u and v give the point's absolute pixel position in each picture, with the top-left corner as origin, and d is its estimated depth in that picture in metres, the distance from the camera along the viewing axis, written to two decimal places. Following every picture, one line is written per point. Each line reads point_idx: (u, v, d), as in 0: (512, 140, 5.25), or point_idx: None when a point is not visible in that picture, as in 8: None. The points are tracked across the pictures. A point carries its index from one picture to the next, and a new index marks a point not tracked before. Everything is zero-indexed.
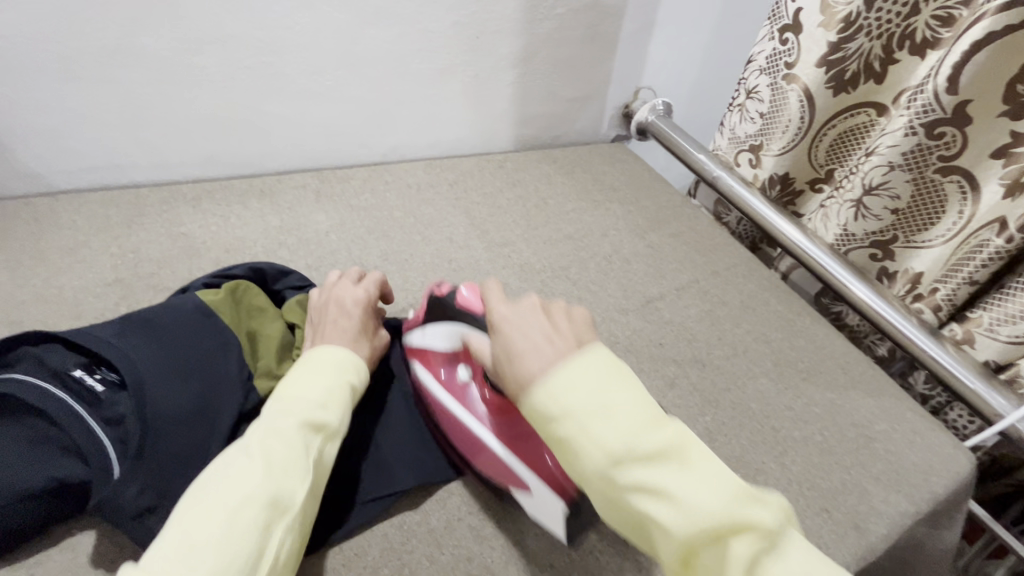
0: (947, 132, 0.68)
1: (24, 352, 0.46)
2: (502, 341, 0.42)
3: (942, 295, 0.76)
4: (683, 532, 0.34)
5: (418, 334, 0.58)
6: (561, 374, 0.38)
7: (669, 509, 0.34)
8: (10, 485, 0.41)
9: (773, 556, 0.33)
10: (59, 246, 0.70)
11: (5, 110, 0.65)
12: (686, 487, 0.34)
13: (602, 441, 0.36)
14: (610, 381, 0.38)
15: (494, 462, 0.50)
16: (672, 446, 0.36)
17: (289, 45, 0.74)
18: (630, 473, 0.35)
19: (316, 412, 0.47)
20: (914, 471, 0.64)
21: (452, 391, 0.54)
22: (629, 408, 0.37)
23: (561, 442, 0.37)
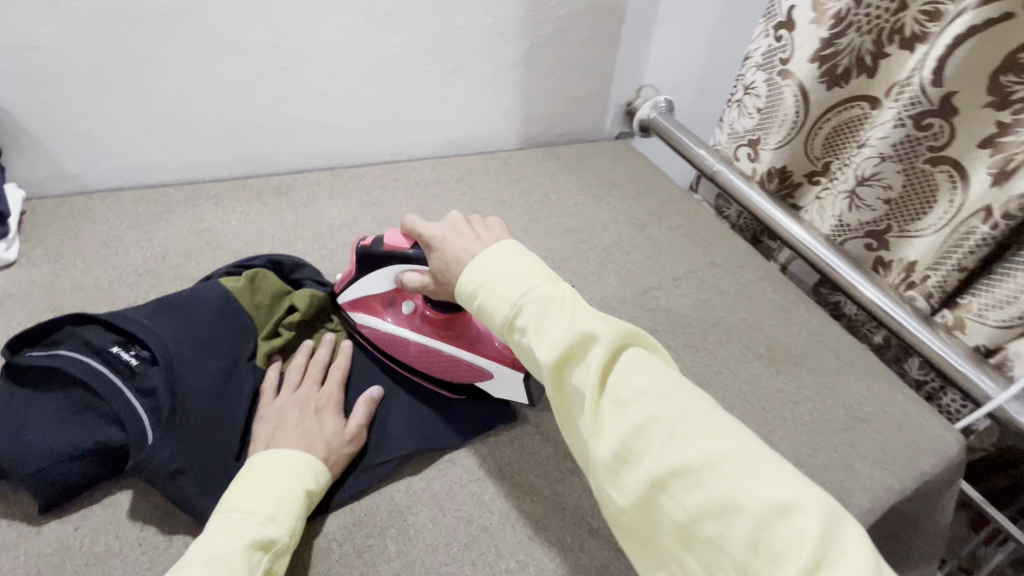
0: (935, 123, 0.71)
1: (67, 332, 0.51)
2: (440, 255, 0.51)
3: (934, 282, 0.78)
4: (549, 355, 0.41)
5: (353, 287, 0.61)
6: (477, 261, 0.48)
7: (542, 341, 0.42)
8: (61, 449, 0.46)
9: (618, 372, 0.40)
10: (94, 240, 0.75)
11: (46, 116, 0.71)
12: (553, 323, 0.42)
13: (504, 298, 0.45)
14: (511, 260, 0.47)
15: (457, 369, 0.58)
16: (548, 297, 0.44)
17: (305, 51, 0.79)
18: (520, 320, 0.44)
19: (264, 529, 0.43)
20: (902, 450, 0.66)
21: (403, 322, 0.60)
22: (523, 276, 0.45)
23: (479, 309, 0.47)
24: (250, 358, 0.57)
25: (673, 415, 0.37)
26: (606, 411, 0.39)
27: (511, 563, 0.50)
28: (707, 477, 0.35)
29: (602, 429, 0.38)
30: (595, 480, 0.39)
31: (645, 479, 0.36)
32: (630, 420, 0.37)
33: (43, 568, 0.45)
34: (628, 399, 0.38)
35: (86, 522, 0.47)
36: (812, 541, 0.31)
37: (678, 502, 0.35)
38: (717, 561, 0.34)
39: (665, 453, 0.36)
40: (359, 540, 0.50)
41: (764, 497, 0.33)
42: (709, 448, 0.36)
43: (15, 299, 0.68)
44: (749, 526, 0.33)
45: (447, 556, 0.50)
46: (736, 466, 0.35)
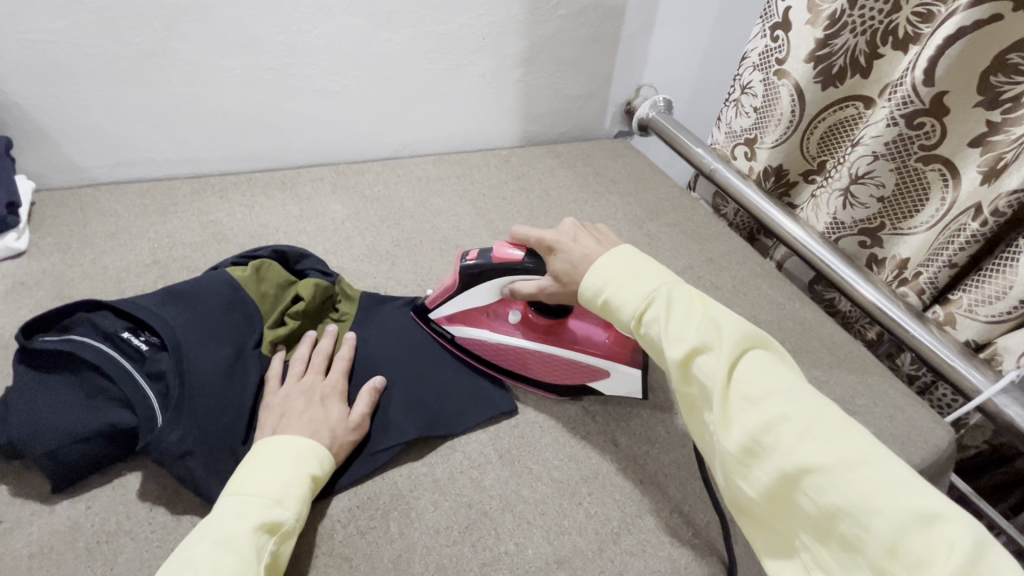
0: (926, 122, 0.72)
1: (78, 317, 0.52)
2: (565, 257, 0.55)
3: (926, 278, 0.80)
4: (678, 350, 0.45)
5: (454, 302, 0.63)
6: (601, 263, 0.52)
7: (671, 337, 0.46)
8: (73, 430, 0.47)
9: (744, 369, 0.42)
10: (101, 231, 0.76)
11: (56, 109, 0.72)
12: (682, 321, 0.46)
13: (632, 295, 0.49)
14: (635, 264, 0.51)
15: (576, 370, 0.62)
16: (674, 297, 0.48)
17: (309, 48, 0.80)
18: (649, 315, 0.48)
19: (271, 512, 0.45)
20: (892, 441, 0.68)
21: (512, 332, 0.63)
22: (650, 277, 0.50)
23: (604, 304, 0.52)
24: (256, 346, 0.58)
25: (804, 415, 0.39)
26: (734, 407, 0.41)
27: (510, 545, 0.51)
28: (841, 478, 0.36)
29: (731, 423, 0.41)
30: (723, 469, 0.43)
31: (774, 472, 0.38)
32: (759, 415, 0.40)
33: (56, 545, 0.46)
34: (757, 397, 0.41)
35: (97, 501, 0.49)
36: (961, 552, 0.31)
37: (810, 498, 0.37)
38: (854, 559, 0.35)
39: (795, 450, 0.38)
40: (362, 522, 0.51)
41: (905, 504, 0.34)
42: (843, 450, 0.37)
43: (24, 287, 0.69)
44: (888, 530, 0.33)
45: (447, 538, 0.51)
46: (873, 470, 0.35)
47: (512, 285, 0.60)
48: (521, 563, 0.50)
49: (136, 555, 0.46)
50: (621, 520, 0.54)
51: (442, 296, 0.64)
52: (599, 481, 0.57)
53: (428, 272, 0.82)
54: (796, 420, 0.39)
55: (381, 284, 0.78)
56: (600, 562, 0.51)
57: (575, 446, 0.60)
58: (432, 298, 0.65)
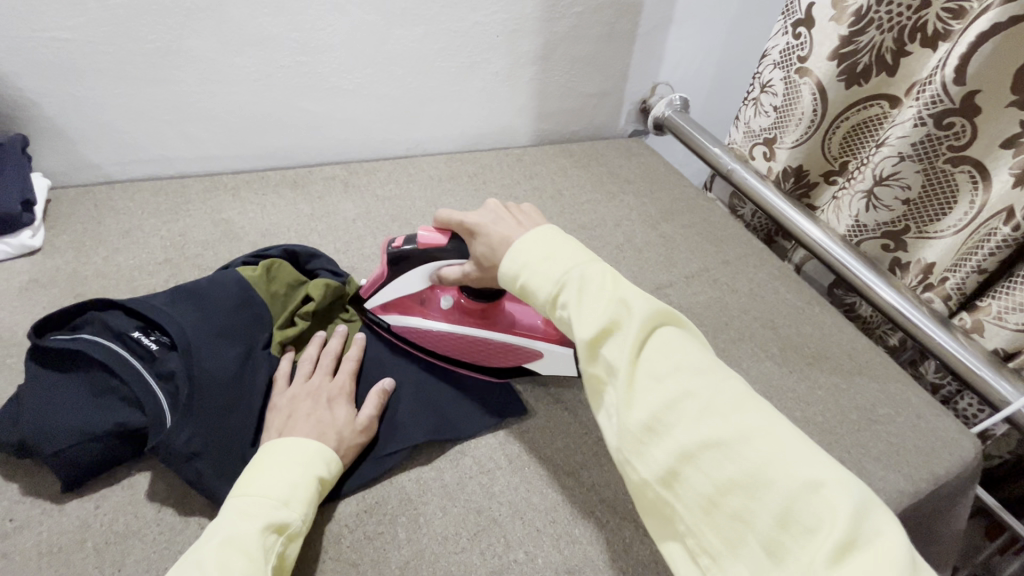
0: (956, 123, 0.70)
1: (90, 316, 0.52)
2: (484, 240, 0.53)
3: (952, 284, 0.77)
4: (587, 330, 0.42)
5: (384, 291, 0.62)
6: (520, 244, 0.50)
7: (581, 317, 0.43)
8: (82, 430, 0.47)
9: (653, 348, 0.41)
10: (115, 229, 0.76)
11: (71, 106, 0.73)
12: (593, 299, 0.44)
13: (546, 277, 0.47)
14: (551, 243, 0.49)
15: (509, 353, 0.62)
16: (586, 275, 0.45)
17: (322, 46, 0.79)
18: (562, 297, 0.46)
19: (278, 513, 0.44)
20: (916, 452, 0.66)
21: (443, 317, 0.63)
22: (563, 257, 0.48)
23: (522, 289, 0.49)
24: (265, 346, 0.58)
25: (706, 391, 0.39)
26: (638, 384, 0.40)
27: (520, 554, 0.50)
28: (739, 451, 0.36)
29: (632, 402, 0.39)
30: (618, 452, 0.40)
31: (673, 451, 0.37)
32: (664, 394, 0.39)
33: (64, 545, 0.45)
34: (663, 374, 0.40)
35: (105, 502, 0.48)
36: (846, 519, 0.32)
37: (705, 476, 0.36)
38: (740, 535, 0.35)
39: (698, 427, 0.37)
40: (369, 527, 0.51)
41: (795, 475, 0.34)
42: (740, 423, 0.37)
43: (39, 285, 0.68)
44: (780, 502, 0.34)
45: (455, 545, 0.50)
46: (767, 444, 0.36)
47: (439, 271, 0.59)
48: (531, 572, 0.49)
49: (144, 557, 0.45)
50: (633, 530, 0.53)
51: (373, 286, 0.63)
52: (610, 490, 0.56)
53: None
54: (699, 396, 0.38)
55: None
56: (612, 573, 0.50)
57: (585, 453, 0.59)
58: (364, 290, 0.64)
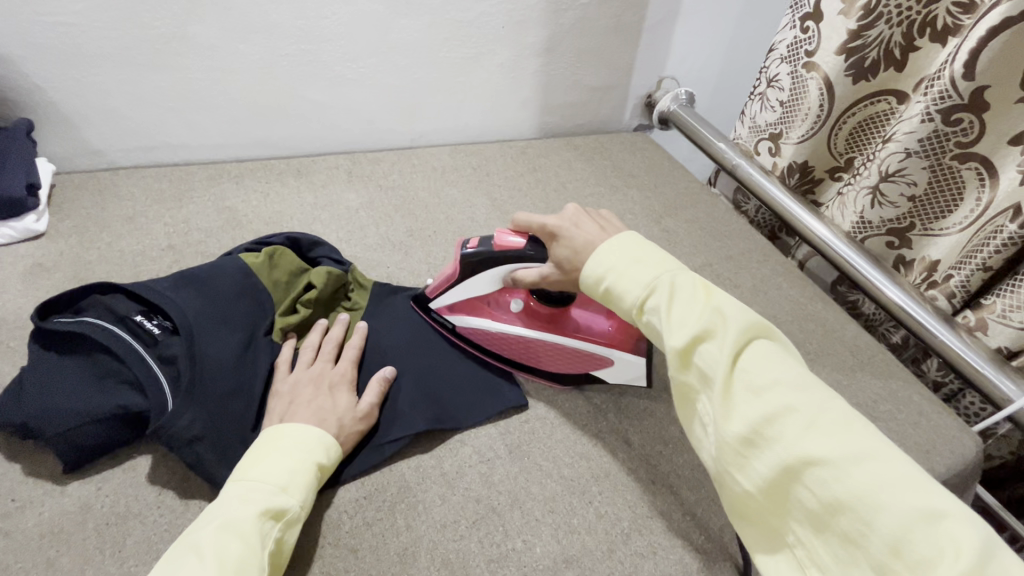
0: (964, 118, 0.69)
1: (93, 300, 0.52)
2: (567, 243, 0.54)
3: (956, 281, 0.77)
4: (678, 338, 0.43)
5: (454, 292, 0.62)
6: (604, 250, 0.51)
7: (672, 325, 0.44)
8: (84, 411, 0.47)
9: (749, 359, 0.40)
10: (118, 215, 0.75)
11: (74, 92, 0.73)
12: (686, 308, 0.44)
13: (634, 282, 0.48)
14: (637, 250, 0.50)
15: (579, 359, 0.61)
16: (677, 284, 0.46)
17: (327, 35, 0.79)
18: (650, 302, 0.46)
19: (277, 498, 0.44)
20: (916, 449, 0.66)
21: (512, 320, 0.62)
22: (651, 264, 0.48)
23: (606, 292, 0.50)
24: (267, 333, 0.58)
25: (811, 407, 0.37)
26: (736, 395, 0.39)
27: (518, 542, 0.50)
28: (846, 472, 0.34)
29: (731, 412, 0.39)
30: (717, 461, 0.40)
31: (774, 464, 0.36)
32: (763, 407, 0.38)
33: (65, 526, 0.45)
34: (762, 387, 0.39)
35: (106, 484, 0.48)
36: (970, 552, 0.29)
37: (809, 492, 0.35)
38: (851, 556, 0.34)
39: (801, 443, 0.36)
40: (368, 513, 0.51)
41: (911, 502, 0.32)
42: (851, 443, 0.35)
43: (42, 269, 0.68)
44: (894, 527, 0.32)
45: (454, 532, 0.50)
46: (881, 466, 0.34)
47: (514, 274, 0.59)
48: (529, 561, 0.49)
49: (144, 539, 0.45)
50: (632, 521, 0.53)
51: (443, 286, 0.63)
52: (610, 481, 0.56)
53: (441, 263, 0.81)
54: (801, 410, 0.37)
55: (394, 274, 0.77)
56: (609, 563, 0.50)
57: (585, 444, 0.59)
58: (432, 289, 0.64)
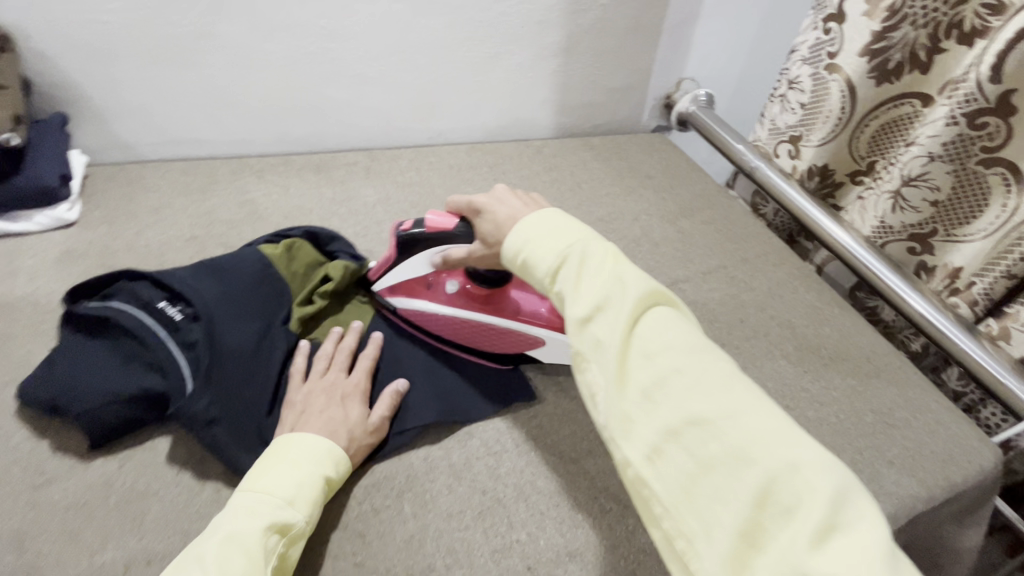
0: (990, 123, 0.68)
1: (119, 286, 0.54)
2: (491, 218, 0.53)
3: (979, 289, 0.75)
4: (580, 308, 0.42)
5: (391, 273, 0.63)
6: (524, 223, 0.50)
7: (576, 294, 0.43)
8: (110, 393, 0.49)
9: (646, 326, 0.40)
10: (146, 205, 0.77)
11: (107, 87, 0.76)
12: (591, 276, 0.43)
13: (547, 253, 0.47)
14: (556, 222, 0.49)
15: (512, 339, 0.62)
16: (586, 252, 0.45)
17: (350, 33, 0.81)
18: (561, 272, 0.45)
19: (283, 512, 0.44)
20: (933, 458, 0.64)
21: (447, 301, 0.63)
22: (566, 234, 0.47)
23: (523, 266, 0.49)
24: (284, 323, 0.59)
25: (698, 371, 0.37)
26: (628, 362, 0.39)
27: (522, 534, 0.51)
28: (723, 429, 0.35)
29: (622, 378, 0.39)
30: (605, 428, 0.40)
31: (659, 428, 0.37)
32: (653, 370, 0.38)
33: (87, 500, 0.47)
34: (653, 352, 0.39)
35: (128, 462, 0.50)
36: (824, 497, 0.31)
37: (689, 453, 0.35)
38: (718, 516, 0.33)
39: (685, 404, 0.36)
40: (376, 500, 0.52)
41: (777, 454, 0.33)
42: (730, 402, 0.36)
43: (73, 256, 0.69)
44: (760, 480, 0.32)
45: (459, 522, 0.51)
46: (753, 423, 0.35)
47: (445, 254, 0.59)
48: (533, 553, 0.50)
49: (161, 515, 0.47)
50: (637, 519, 0.53)
51: (382, 268, 0.64)
52: (615, 478, 0.56)
53: None
54: (688, 373, 0.37)
55: None
56: (613, 559, 0.50)
57: (593, 440, 0.59)
58: (373, 271, 0.65)
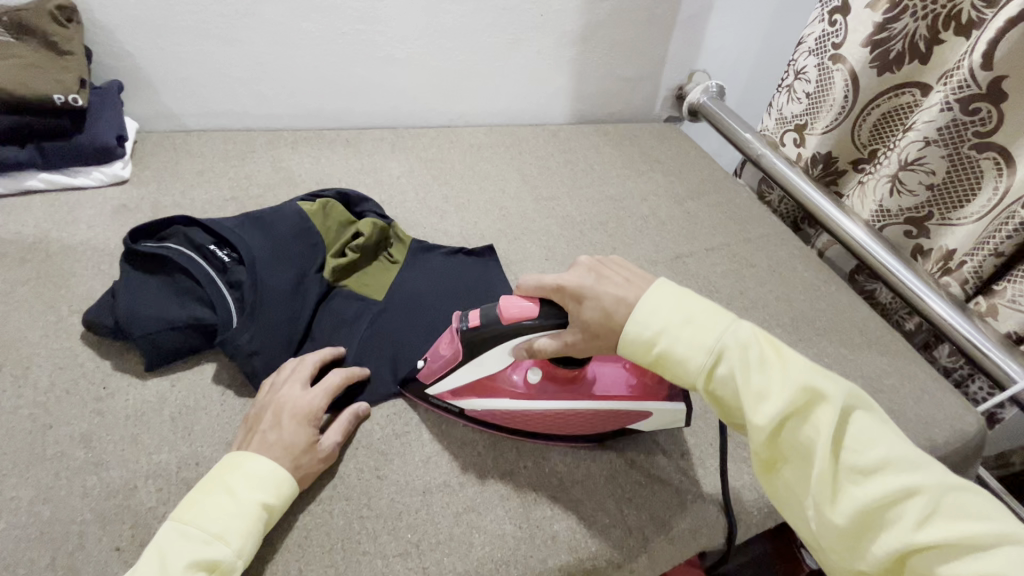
0: (982, 108, 0.71)
1: (175, 229, 0.61)
2: (593, 304, 0.47)
3: (969, 268, 0.79)
4: (770, 418, 0.41)
5: (459, 375, 0.54)
6: (648, 309, 0.46)
7: (755, 399, 0.42)
8: (163, 320, 0.55)
9: (851, 436, 0.40)
10: (190, 168, 0.84)
11: (158, 60, 0.82)
12: (765, 377, 0.42)
13: (701, 350, 0.44)
14: (689, 306, 0.46)
15: (614, 418, 0.55)
16: (748, 345, 0.44)
17: (381, 16, 0.87)
18: (720, 369, 0.44)
19: (209, 548, 0.41)
20: (916, 421, 0.68)
21: (533, 396, 0.54)
22: (712, 324, 0.45)
23: (658, 357, 0.46)
24: (318, 270, 0.65)
25: (924, 488, 0.38)
26: (842, 477, 0.39)
27: (529, 461, 0.56)
28: (969, 553, 0.36)
29: (838, 495, 0.39)
30: (820, 538, 0.41)
31: (893, 548, 0.37)
32: (873, 489, 0.38)
33: (144, 412, 0.53)
34: (869, 469, 0.39)
35: (178, 383, 0.56)
36: None
37: (935, 574, 0.36)
38: None
39: (920, 526, 0.37)
40: (397, 427, 0.57)
41: None
42: (969, 525, 0.36)
43: (127, 209, 0.75)
44: None
45: (472, 448, 0.56)
46: (1001, 548, 0.35)
47: (529, 343, 0.50)
48: (537, 477, 0.55)
49: (209, 427, 0.53)
50: (635, 454, 0.58)
51: (441, 370, 0.55)
52: None
53: (473, 228, 0.87)
54: (913, 493, 0.38)
55: (430, 235, 0.84)
56: (612, 486, 0.55)
57: None
58: (429, 374, 0.56)
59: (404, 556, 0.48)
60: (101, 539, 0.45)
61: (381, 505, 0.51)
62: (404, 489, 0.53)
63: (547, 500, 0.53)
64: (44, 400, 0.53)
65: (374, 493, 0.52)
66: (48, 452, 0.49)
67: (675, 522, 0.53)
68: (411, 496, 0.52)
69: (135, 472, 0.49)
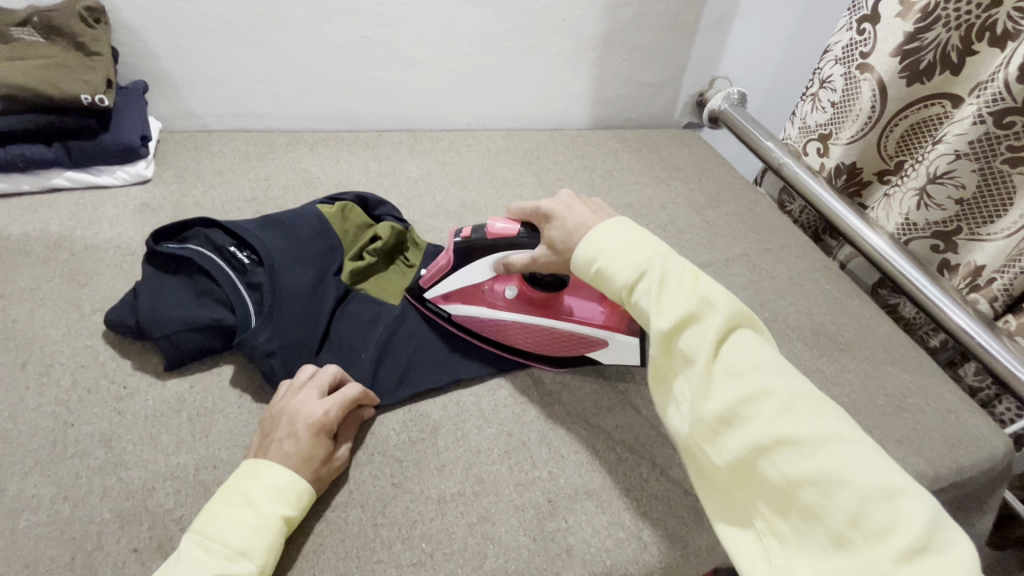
0: (1017, 122, 0.69)
1: (196, 232, 0.61)
2: (559, 227, 0.53)
3: (999, 285, 0.77)
4: (665, 320, 0.42)
5: (449, 280, 0.62)
6: (596, 233, 0.49)
7: (660, 307, 0.42)
8: (184, 321, 0.55)
9: (734, 344, 0.40)
10: (211, 169, 0.84)
11: (181, 60, 0.83)
12: (673, 292, 0.43)
13: (626, 266, 0.46)
14: (632, 234, 0.48)
15: (575, 341, 0.62)
16: (667, 266, 0.45)
17: (403, 19, 0.87)
18: (641, 285, 0.45)
19: (232, 563, 0.42)
20: (942, 441, 0.67)
21: (505, 308, 0.62)
22: (644, 246, 0.47)
23: (597, 274, 0.48)
24: (336, 274, 0.65)
25: (790, 394, 0.38)
26: (716, 377, 0.40)
27: (544, 472, 0.55)
28: (816, 451, 0.35)
29: (709, 392, 0.40)
30: (687, 438, 0.41)
31: (747, 442, 0.37)
32: (740, 389, 0.38)
33: (163, 412, 0.54)
34: (742, 371, 0.39)
35: (197, 384, 0.57)
36: (922, 526, 0.32)
37: (777, 470, 0.36)
38: (807, 528, 0.35)
39: (776, 424, 0.37)
40: (413, 433, 0.57)
41: (873, 479, 0.34)
42: (822, 426, 0.36)
43: (149, 209, 0.76)
44: (855, 502, 0.33)
45: (487, 457, 0.56)
46: (844, 447, 0.35)
47: (506, 259, 0.58)
48: (553, 489, 0.54)
49: (226, 429, 0.53)
50: (651, 468, 0.57)
51: (435, 275, 0.62)
52: (633, 432, 0.60)
53: None
54: (777, 395, 0.38)
55: (447, 238, 0.84)
56: (628, 500, 0.54)
57: (612, 397, 0.63)
58: (425, 279, 0.63)
59: (418, 566, 0.48)
60: (119, 539, 0.45)
61: (396, 513, 0.51)
62: (419, 497, 0.52)
63: (562, 512, 0.53)
64: (66, 398, 0.54)
65: (389, 501, 0.52)
66: (69, 451, 0.50)
67: (692, 540, 0.52)
68: (425, 505, 0.52)
69: (154, 473, 0.49)
